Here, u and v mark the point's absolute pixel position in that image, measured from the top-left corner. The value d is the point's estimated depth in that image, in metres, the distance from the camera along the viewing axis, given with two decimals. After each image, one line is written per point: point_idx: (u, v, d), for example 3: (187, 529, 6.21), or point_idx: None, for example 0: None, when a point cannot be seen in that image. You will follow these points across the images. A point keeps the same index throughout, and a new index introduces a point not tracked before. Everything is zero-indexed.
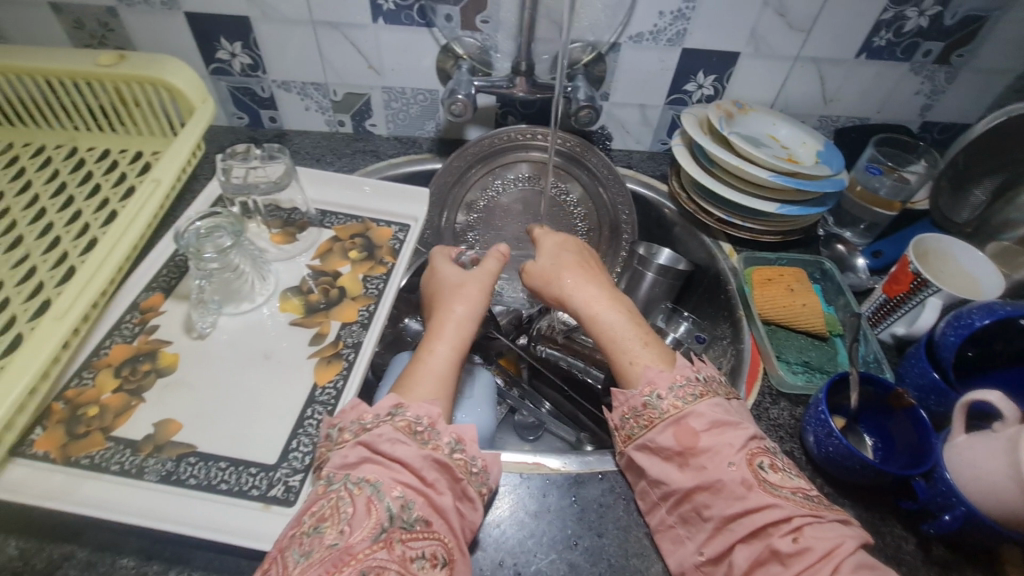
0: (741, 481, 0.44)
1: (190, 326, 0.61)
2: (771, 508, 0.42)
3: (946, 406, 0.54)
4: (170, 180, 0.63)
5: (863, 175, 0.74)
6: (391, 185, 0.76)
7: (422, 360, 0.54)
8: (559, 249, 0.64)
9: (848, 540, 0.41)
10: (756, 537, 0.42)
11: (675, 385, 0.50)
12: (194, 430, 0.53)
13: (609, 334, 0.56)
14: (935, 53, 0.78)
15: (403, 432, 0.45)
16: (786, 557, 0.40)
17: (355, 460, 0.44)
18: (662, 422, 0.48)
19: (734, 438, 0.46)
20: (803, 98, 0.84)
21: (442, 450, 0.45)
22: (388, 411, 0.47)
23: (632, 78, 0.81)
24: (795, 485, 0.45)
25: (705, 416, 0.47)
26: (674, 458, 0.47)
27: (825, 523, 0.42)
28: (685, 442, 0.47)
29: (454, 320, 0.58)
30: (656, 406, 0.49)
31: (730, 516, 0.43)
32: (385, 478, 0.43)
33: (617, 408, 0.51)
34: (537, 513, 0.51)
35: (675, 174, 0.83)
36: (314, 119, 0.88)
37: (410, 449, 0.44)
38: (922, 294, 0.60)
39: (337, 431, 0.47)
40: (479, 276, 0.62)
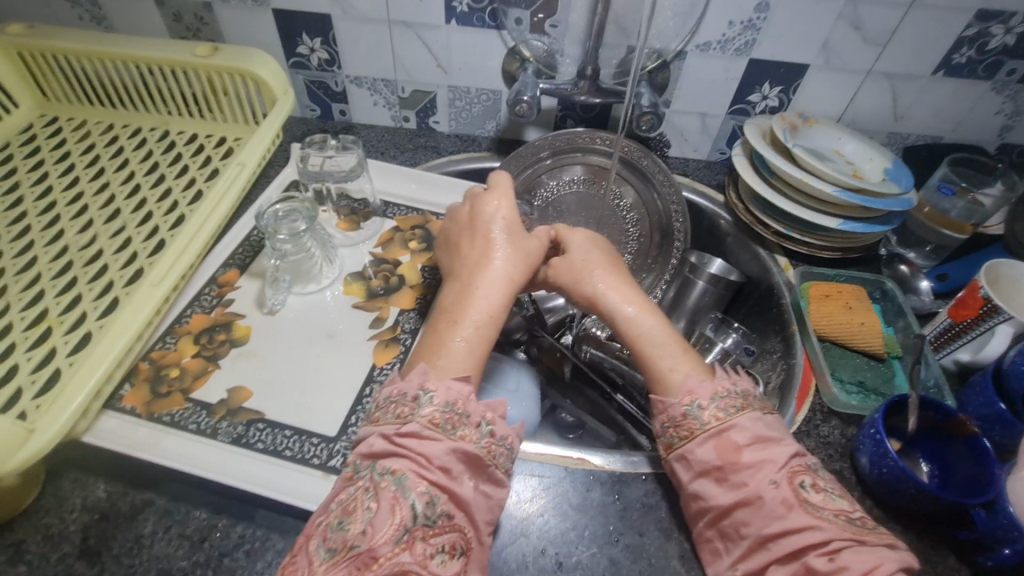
0: (782, 500, 0.43)
1: (261, 302, 0.65)
2: (808, 530, 0.42)
3: (1009, 438, 0.53)
4: (253, 166, 0.67)
5: (935, 195, 0.72)
6: (452, 181, 0.78)
7: (449, 328, 0.52)
8: (590, 246, 0.61)
9: (883, 566, 0.39)
10: (794, 558, 0.42)
11: (716, 396, 0.49)
12: (262, 398, 0.57)
13: (637, 341, 0.55)
14: (1020, 72, 0.74)
15: (430, 428, 0.44)
16: None
17: (380, 452, 0.44)
18: (702, 432, 0.48)
19: (777, 454, 0.45)
20: (873, 113, 0.82)
21: (470, 439, 0.45)
22: (415, 391, 0.46)
23: (695, 86, 0.81)
24: (837, 505, 0.43)
25: (748, 430, 0.47)
26: (712, 473, 0.47)
27: (862, 548, 0.41)
28: (725, 455, 0.46)
29: (482, 289, 0.54)
30: (696, 416, 0.48)
31: (766, 535, 0.43)
32: (410, 473, 0.42)
33: (657, 416, 0.51)
34: (580, 507, 0.52)
35: (733, 184, 0.83)
36: (381, 114, 0.91)
37: (437, 444, 0.43)
38: (992, 321, 0.58)
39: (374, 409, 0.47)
40: (509, 247, 0.57)
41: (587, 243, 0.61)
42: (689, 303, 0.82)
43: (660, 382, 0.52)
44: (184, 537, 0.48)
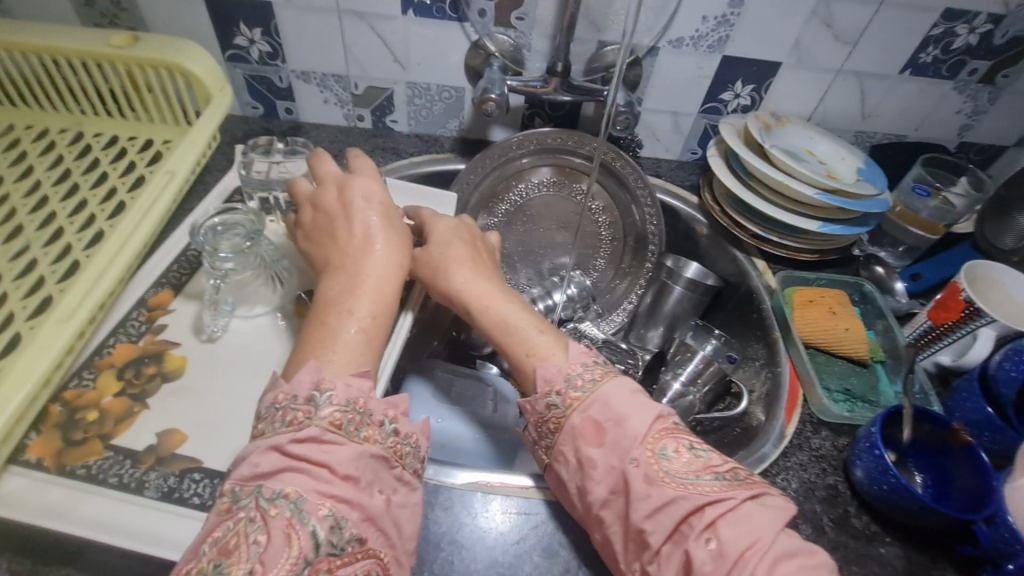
0: (643, 475, 0.41)
1: (200, 328, 0.57)
2: (682, 501, 0.40)
3: (1000, 443, 0.52)
4: (185, 173, 0.58)
5: (909, 195, 0.71)
6: (415, 188, 0.72)
7: (338, 319, 0.46)
8: (452, 234, 0.57)
9: (765, 535, 0.37)
10: (672, 542, 0.39)
11: (572, 376, 0.47)
12: (201, 443, 0.49)
13: (493, 328, 0.52)
14: (981, 72, 0.75)
15: (331, 431, 0.39)
16: (702, 566, 0.37)
17: (270, 470, 0.37)
18: (571, 419, 0.45)
19: (637, 425, 0.43)
20: (842, 113, 0.81)
21: (375, 442, 0.41)
22: (307, 392, 0.41)
23: (668, 84, 0.78)
24: (702, 464, 0.42)
25: (645, 412, 0.44)
26: (588, 463, 0.44)
27: (735, 511, 0.39)
28: (591, 439, 0.44)
29: (370, 274, 0.48)
30: (558, 405, 0.46)
31: (647, 519, 0.40)
32: (308, 492, 0.37)
33: (528, 418, 0.48)
34: (572, 546, 0.48)
35: (708, 185, 0.80)
36: (333, 113, 0.84)
37: (341, 450, 0.39)
38: (974, 323, 0.57)
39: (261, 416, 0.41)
40: (395, 229, 0.52)
41: (460, 231, 0.58)
42: (667, 308, 0.80)
43: (521, 371, 0.50)
44: None
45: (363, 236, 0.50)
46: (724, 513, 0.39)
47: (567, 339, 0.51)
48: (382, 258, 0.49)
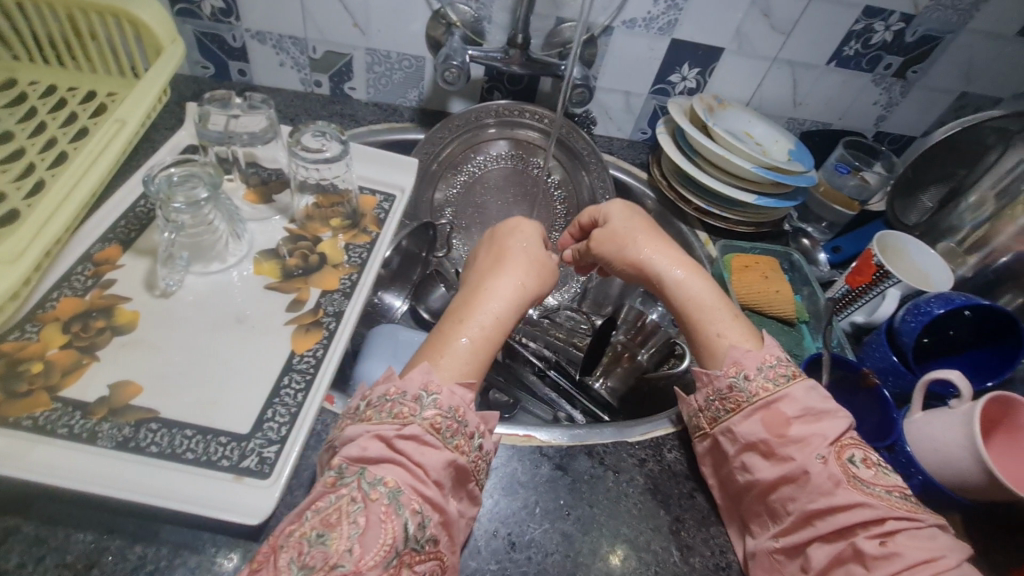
0: (830, 475, 0.44)
1: (152, 283, 0.55)
2: (861, 507, 0.42)
3: (901, 386, 0.60)
4: (136, 123, 0.57)
5: (832, 174, 0.79)
6: (375, 153, 0.72)
7: (463, 322, 0.52)
8: (629, 212, 0.63)
9: (946, 554, 0.40)
10: (839, 535, 0.43)
11: (765, 366, 0.50)
12: (156, 394, 0.48)
13: (688, 305, 0.56)
14: (894, 66, 0.84)
15: (429, 432, 0.43)
16: (869, 559, 0.41)
17: (374, 457, 0.42)
18: (750, 407, 0.48)
19: (828, 429, 0.46)
20: (776, 100, 0.88)
21: (464, 452, 0.44)
22: (416, 391, 0.45)
23: (621, 63, 0.82)
24: (890, 481, 0.44)
25: (798, 402, 0.47)
26: (760, 447, 0.47)
27: (923, 528, 0.42)
28: (773, 429, 0.47)
29: (509, 286, 0.55)
30: (743, 388, 0.49)
31: (812, 510, 0.44)
32: (405, 486, 0.41)
33: (701, 388, 0.52)
34: (529, 484, 0.51)
35: (656, 162, 0.86)
36: (288, 76, 0.82)
37: (437, 453, 0.42)
38: (883, 284, 0.65)
39: (364, 403, 0.46)
40: (535, 252, 0.59)
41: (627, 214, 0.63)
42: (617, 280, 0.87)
43: (708, 348, 0.53)
44: (65, 566, 0.40)
45: (512, 252, 0.58)
46: (908, 526, 0.42)
47: (760, 332, 0.54)
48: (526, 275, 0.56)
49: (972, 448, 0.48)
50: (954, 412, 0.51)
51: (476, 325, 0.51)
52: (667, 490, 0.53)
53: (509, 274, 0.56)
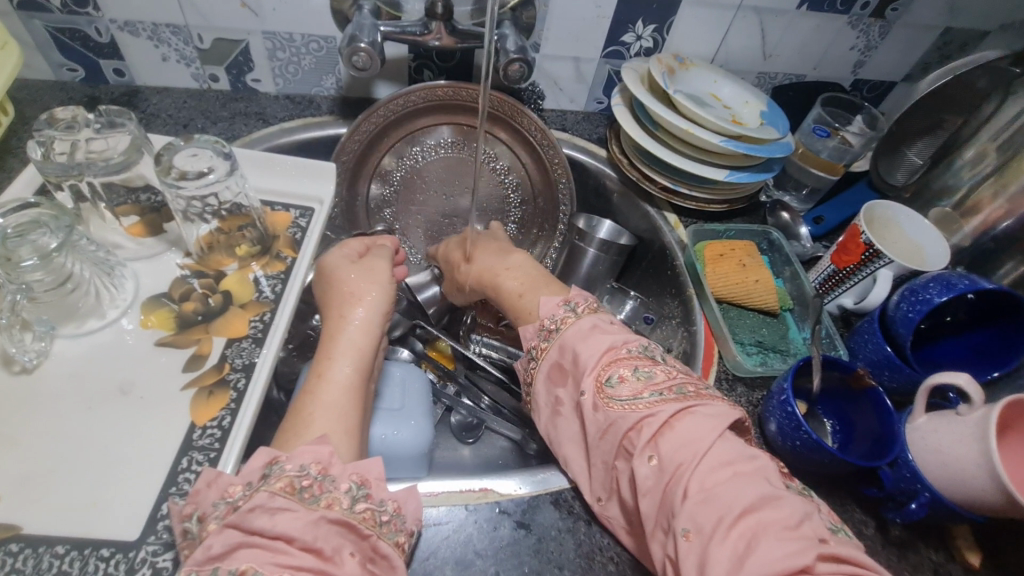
0: (591, 404, 0.44)
1: (9, 357, 0.45)
2: (619, 420, 0.42)
3: (900, 382, 0.53)
4: None
5: (810, 137, 0.70)
6: (285, 160, 0.62)
7: (314, 389, 0.46)
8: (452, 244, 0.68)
9: (698, 448, 0.38)
10: (623, 462, 0.41)
11: (556, 314, 0.52)
12: (18, 504, 0.39)
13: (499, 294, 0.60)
14: (873, 5, 0.74)
15: (283, 496, 0.36)
16: (644, 482, 0.39)
17: (222, 551, 0.33)
18: (541, 368, 0.50)
19: (587, 357, 0.47)
20: (744, 54, 0.78)
21: (339, 505, 0.37)
22: (262, 471, 0.38)
23: (565, 26, 0.71)
24: (645, 384, 0.43)
25: (568, 349, 0.48)
26: (553, 407, 0.49)
27: (682, 425, 0.40)
28: (557, 378, 0.49)
29: (347, 335, 0.50)
30: (535, 357, 0.51)
31: (595, 443, 0.44)
32: (265, 567, 0.33)
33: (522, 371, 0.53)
34: (487, 553, 0.43)
35: (615, 137, 0.75)
36: (177, 73, 0.70)
37: (295, 518, 0.35)
38: (874, 265, 0.57)
39: (196, 523, 0.36)
40: (353, 285, 0.53)
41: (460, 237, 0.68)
42: (582, 271, 0.75)
43: (518, 312, 0.57)
44: None
45: (335, 292, 0.53)
46: (667, 427, 0.40)
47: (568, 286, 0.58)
48: (361, 314, 0.51)
49: (988, 465, 0.41)
50: (963, 421, 0.44)
51: (329, 380, 0.46)
52: None
53: (342, 321, 0.51)
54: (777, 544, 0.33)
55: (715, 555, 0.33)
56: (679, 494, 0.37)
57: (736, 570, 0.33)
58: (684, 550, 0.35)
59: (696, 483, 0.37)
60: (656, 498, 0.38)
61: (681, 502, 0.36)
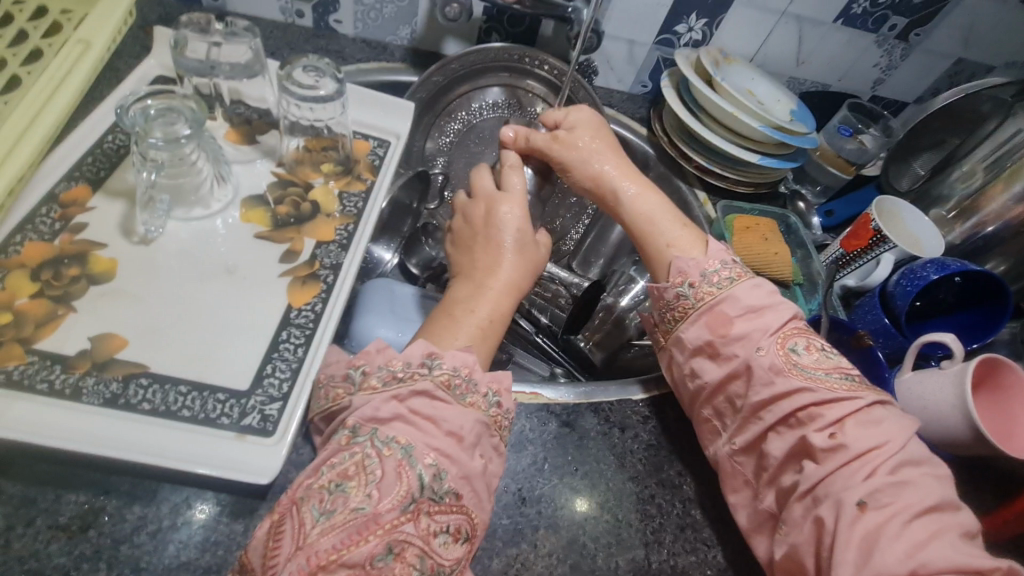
0: (771, 366, 0.46)
1: (129, 228, 0.51)
2: (804, 391, 0.45)
3: (891, 347, 0.61)
4: (105, 44, 0.50)
5: (834, 136, 0.79)
6: (370, 95, 0.67)
7: (460, 312, 0.51)
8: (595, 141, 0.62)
9: (889, 440, 0.43)
10: (790, 428, 0.45)
11: (708, 272, 0.51)
12: (144, 348, 0.45)
13: (637, 219, 0.58)
14: (899, 27, 0.83)
15: (441, 389, 0.42)
16: (821, 452, 0.43)
17: (387, 416, 0.41)
18: (696, 312, 0.50)
19: (770, 322, 0.48)
20: (780, 58, 0.86)
21: (480, 407, 0.43)
22: (421, 358, 0.44)
23: (627, 9, 0.78)
24: (832, 365, 0.47)
25: (740, 302, 0.49)
26: (707, 350, 0.49)
27: (867, 417, 0.45)
28: (717, 329, 0.49)
29: (503, 264, 0.55)
30: (689, 296, 0.50)
31: (761, 403, 0.46)
32: (418, 443, 0.40)
33: (655, 302, 0.53)
34: (537, 441, 0.51)
35: (658, 118, 0.83)
36: (266, 4, 0.74)
37: (456, 411, 0.42)
38: (879, 249, 0.66)
39: (359, 373, 0.44)
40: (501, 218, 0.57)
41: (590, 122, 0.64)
42: (611, 240, 0.86)
43: (659, 259, 0.55)
44: (59, 529, 0.38)
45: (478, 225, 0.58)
46: (855, 414, 0.45)
47: (707, 237, 0.55)
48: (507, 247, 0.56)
49: (961, 405, 0.49)
50: (945, 373, 0.52)
51: (472, 313, 0.51)
52: (670, 446, 0.54)
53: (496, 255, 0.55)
54: (951, 543, 0.39)
55: (895, 537, 0.39)
56: (866, 471, 0.42)
57: (915, 551, 0.38)
58: (858, 518, 0.40)
59: (886, 469, 0.42)
60: (830, 468, 0.43)
61: (865, 479, 0.41)
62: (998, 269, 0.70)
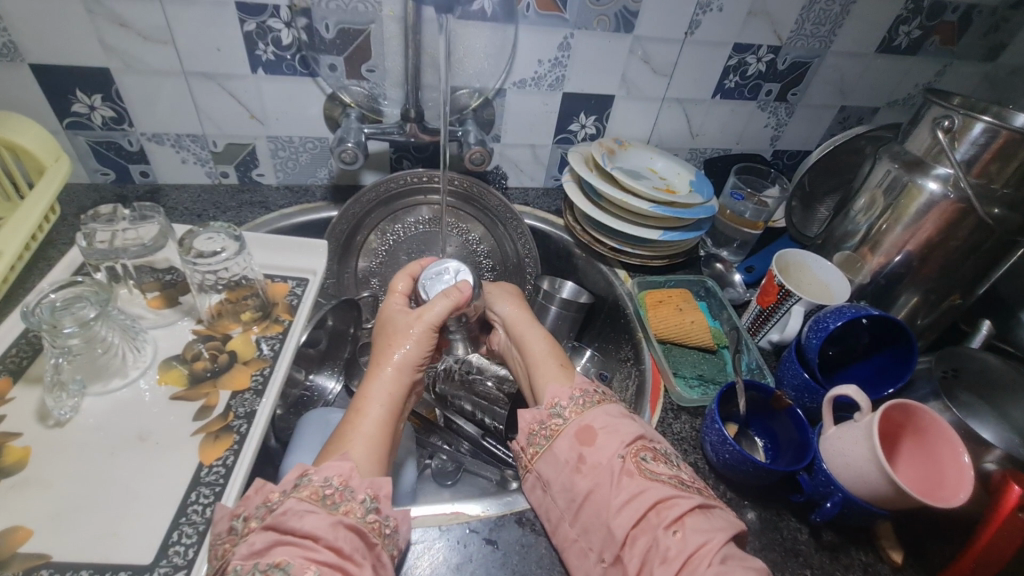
0: (625, 471, 0.48)
1: (45, 413, 0.53)
2: (652, 494, 0.46)
3: (818, 402, 0.61)
4: (15, 252, 0.57)
5: (730, 201, 0.84)
6: (285, 241, 0.73)
7: (352, 422, 0.54)
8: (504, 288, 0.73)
9: (719, 533, 0.43)
10: (644, 532, 0.45)
11: (576, 395, 0.55)
12: (49, 536, 0.45)
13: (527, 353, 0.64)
14: (775, 92, 0.90)
15: (309, 501, 0.44)
16: (668, 549, 0.43)
17: (263, 547, 0.41)
18: (566, 428, 0.53)
19: (625, 433, 0.51)
20: (674, 135, 0.93)
21: (355, 513, 0.45)
22: (294, 480, 0.46)
23: (520, 120, 0.85)
24: (675, 473, 0.49)
25: (601, 416, 0.53)
26: (574, 463, 0.51)
27: (705, 513, 0.46)
28: (585, 441, 0.51)
29: (385, 374, 0.59)
30: (559, 415, 0.54)
31: (618, 510, 0.46)
32: (296, 559, 0.40)
33: (524, 427, 0.55)
34: (458, 567, 0.50)
35: (569, 208, 0.88)
36: (193, 172, 0.82)
37: (318, 518, 0.43)
38: (788, 302, 0.67)
39: (241, 521, 0.44)
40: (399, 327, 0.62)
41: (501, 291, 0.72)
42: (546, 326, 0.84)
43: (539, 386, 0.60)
44: None
45: (384, 337, 0.62)
46: (692, 512, 0.45)
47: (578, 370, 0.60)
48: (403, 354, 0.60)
49: (876, 458, 0.48)
50: (858, 425, 0.51)
51: (367, 415, 0.55)
52: None
53: (380, 365, 0.59)
54: None
55: None
56: (705, 560, 0.41)
57: None
58: None
59: (719, 558, 0.41)
60: (676, 566, 0.42)
61: (705, 568, 0.41)
62: (911, 301, 0.71)
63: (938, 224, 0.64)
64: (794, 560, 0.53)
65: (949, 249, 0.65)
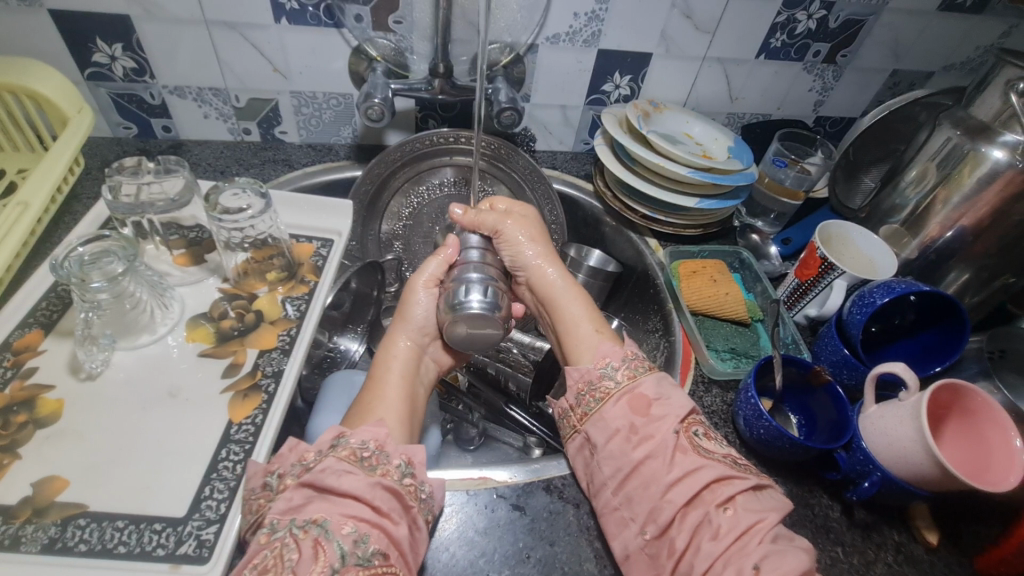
0: (678, 447, 0.48)
1: (77, 366, 0.53)
2: (704, 469, 0.46)
3: (858, 378, 0.59)
4: (41, 204, 0.57)
5: (771, 168, 0.80)
6: (310, 200, 0.71)
7: (374, 393, 0.54)
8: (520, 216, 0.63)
9: (770, 514, 0.44)
10: (693, 505, 0.45)
11: (629, 357, 0.54)
12: (84, 487, 0.46)
13: (563, 314, 0.60)
14: (823, 53, 0.84)
15: (348, 461, 0.44)
16: (720, 529, 0.43)
17: (300, 502, 0.42)
18: (617, 394, 0.51)
19: (677, 408, 0.50)
20: (712, 97, 0.88)
21: (391, 476, 0.45)
22: (330, 442, 0.46)
23: (551, 78, 0.81)
24: (727, 451, 0.49)
25: (654, 386, 0.51)
26: (623, 432, 0.50)
27: (756, 491, 0.46)
28: (638, 411, 0.50)
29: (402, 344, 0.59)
30: (612, 376, 0.53)
31: (668, 484, 0.46)
32: (333, 516, 0.41)
33: (573, 386, 0.54)
34: (486, 530, 0.50)
35: (599, 173, 0.84)
36: (216, 127, 0.80)
37: (358, 478, 0.43)
38: (830, 276, 0.64)
39: (276, 478, 0.44)
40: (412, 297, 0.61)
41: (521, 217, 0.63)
42: None
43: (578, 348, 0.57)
44: None
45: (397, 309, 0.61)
46: (744, 492, 0.45)
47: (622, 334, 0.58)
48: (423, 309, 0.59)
49: (922, 440, 0.46)
50: (904, 404, 0.50)
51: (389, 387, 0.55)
52: None
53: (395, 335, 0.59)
54: None
55: None
56: (755, 539, 0.42)
57: None
58: None
59: (770, 538, 0.42)
60: (726, 544, 0.42)
61: (757, 546, 0.41)
62: (961, 279, 0.68)
63: (999, 197, 0.60)
64: (826, 536, 0.52)
65: (1009, 225, 0.62)
